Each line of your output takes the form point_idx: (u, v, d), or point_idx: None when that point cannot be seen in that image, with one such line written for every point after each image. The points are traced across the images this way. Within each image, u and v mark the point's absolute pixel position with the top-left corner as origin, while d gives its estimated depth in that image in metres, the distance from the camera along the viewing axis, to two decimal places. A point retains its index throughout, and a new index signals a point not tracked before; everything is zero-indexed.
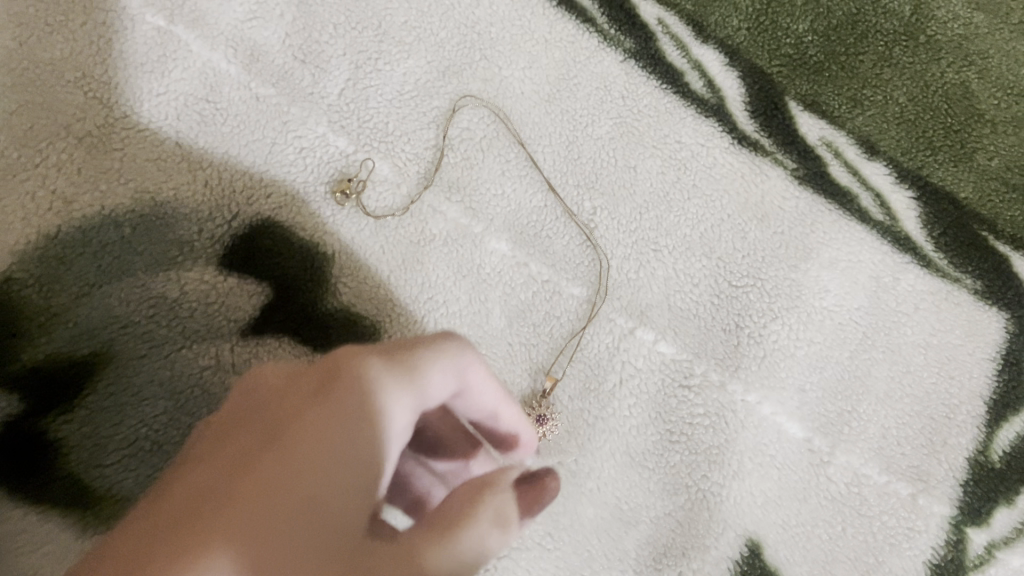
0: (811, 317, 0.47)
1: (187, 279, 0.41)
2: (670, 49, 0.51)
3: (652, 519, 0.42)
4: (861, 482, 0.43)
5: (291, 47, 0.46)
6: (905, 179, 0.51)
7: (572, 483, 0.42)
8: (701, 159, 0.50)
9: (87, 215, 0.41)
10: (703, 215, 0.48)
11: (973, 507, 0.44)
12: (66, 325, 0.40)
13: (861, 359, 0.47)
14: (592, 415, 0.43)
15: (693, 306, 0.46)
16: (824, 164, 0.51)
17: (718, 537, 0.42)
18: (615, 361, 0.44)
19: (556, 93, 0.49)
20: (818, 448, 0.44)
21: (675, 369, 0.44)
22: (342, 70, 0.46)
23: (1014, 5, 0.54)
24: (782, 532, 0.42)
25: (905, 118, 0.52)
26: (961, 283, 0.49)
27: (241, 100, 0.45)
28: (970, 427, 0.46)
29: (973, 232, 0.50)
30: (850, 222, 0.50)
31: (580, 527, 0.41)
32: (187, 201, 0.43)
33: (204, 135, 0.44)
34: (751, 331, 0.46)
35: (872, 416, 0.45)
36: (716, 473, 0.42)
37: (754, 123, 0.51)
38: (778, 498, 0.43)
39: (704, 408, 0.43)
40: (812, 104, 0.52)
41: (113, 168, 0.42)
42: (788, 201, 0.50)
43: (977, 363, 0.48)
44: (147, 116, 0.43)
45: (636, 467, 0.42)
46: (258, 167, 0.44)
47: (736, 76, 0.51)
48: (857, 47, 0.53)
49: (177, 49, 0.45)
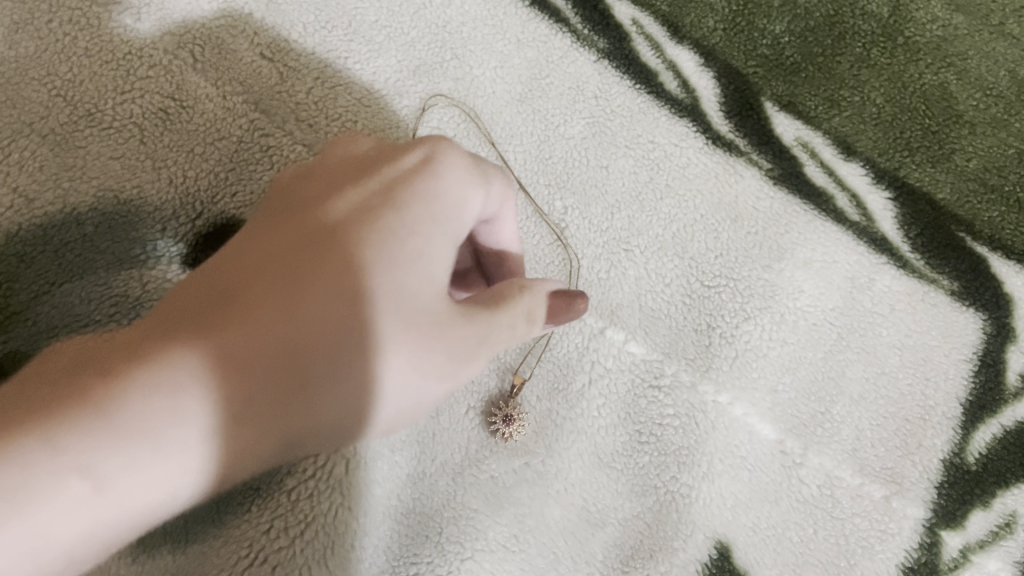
0: (785, 318, 0.47)
1: (149, 277, 0.41)
2: (644, 49, 0.51)
3: (619, 521, 0.42)
4: (833, 484, 0.44)
5: (259, 45, 0.46)
6: (882, 179, 0.51)
7: (539, 484, 0.42)
8: (674, 159, 0.49)
9: (49, 214, 0.41)
10: (676, 215, 0.48)
11: (948, 510, 0.44)
12: (27, 324, 0.40)
13: (835, 360, 0.46)
14: (560, 416, 0.43)
15: (664, 305, 0.46)
16: (800, 164, 0.50)
17: (687, 538, 0.42)
18: (585, 362, 0.44)
19: (528, 92, 0.49)
20: (790, 450, 0.44)
21: (645, 370, 0.44)
22: (310, 69, 0.46)
23: (994, 7, 0.54)
24: (751, 535, 0.43)
25: (882, 119, 0.52)
26: (939, 284, 0.49)
27: (207, 98, 0.44)
28: (945, 429, 0.46)
29: (950, 232, 0.50)
30: (826, 223, 0.50)
31: (546, 528, 0.41)
32: (151, 199, 0.42)
33: (169, 133, 0.43)
34: (723, 332, 0.45)
35: (845, 417, 0.45)
36: (685, 475, 0.42)
37: (729, 123, 0.51)
38: (748, 500, 0.43)
39: (674, 408, 0.43)
40: (788, 104, 0.51)
41: (75, 166, 0.42)
42: (762, 201, 0.49)
43: (953, 365, 0.47)
44: (112, 113, 0.43)
45: (604, 468, 0.42)
46: (223, 166, 0.43)
47: (711, 77, 0.51)
48: (835, 48, 0.53)
49: (143, 47, 0.44)
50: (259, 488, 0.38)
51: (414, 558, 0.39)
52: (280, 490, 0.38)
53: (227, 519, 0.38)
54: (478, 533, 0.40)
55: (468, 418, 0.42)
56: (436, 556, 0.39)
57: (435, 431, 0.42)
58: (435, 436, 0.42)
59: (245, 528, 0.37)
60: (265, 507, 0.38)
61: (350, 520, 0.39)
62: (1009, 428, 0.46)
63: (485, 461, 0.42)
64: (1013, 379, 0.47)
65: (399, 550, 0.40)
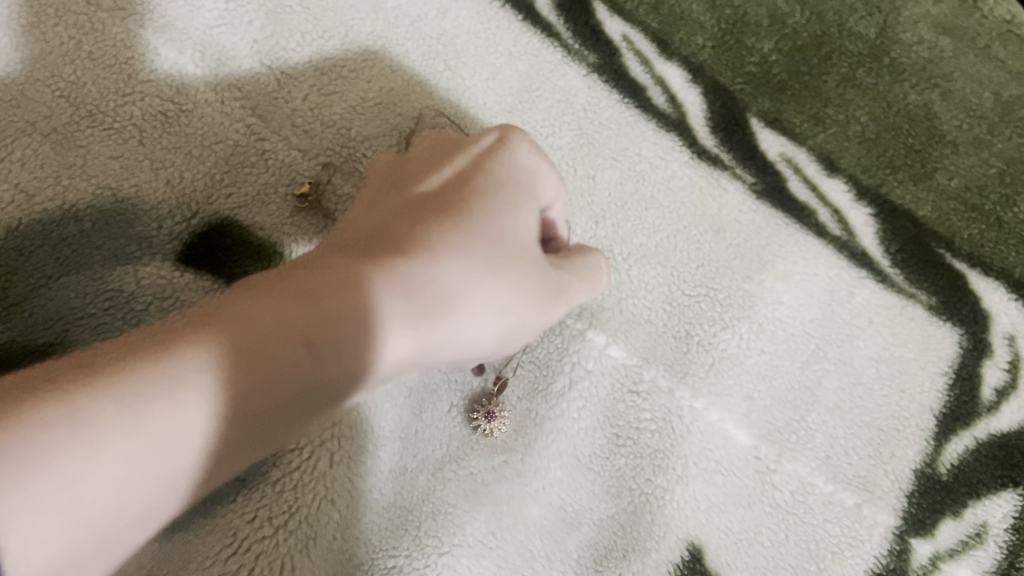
0: (763, 328, 0.48)
1: (143, 273, 0.43)
2: (634, 64, 0.52)
3: (594, 521, 0.43)
4: (806, 490, 0.45)
5: (258, 53, 0.47)
6: (865, 196, 0.52)
7: (518, 482, 0.43)
8: (659, 172, 0.51)
9: (48, 210, 0.42)
10: (659, 226, 0.49)
11: (917, 518, 0.45)
12: (22, 315, 0.41)
13: (812, 369, 0.48)
14: (540, 415, 0.44)
15: (645, 311, 0.47)
16: (783, 179, 0.52)
17: (660, 540, 0.43)
18: (566, 362, 0.45)
19: (518, 104, 0.51)
20: (765, 456, 0.45)
21: (624, 374, 0.46)
22: (307, 76, 0.48)
23: (980, 31, 0.55)
24: (724, 537, 0.44)
25: (867, 137, 0.53)
26: (918, 298, 0.50)
27: (207, 102, 0.46)
28: (918, 439, 0.47)
29: (930, 249, 0.51)
30: (807, 236, 0.51)
31: (523, 527, 0.42)
32: (148, 197, 0.44)
33: (167, 135, 0.45)
34: (701, 339, 0.47)
35: (819, 425, 0.46)
36: (660, 477, 0.44)
37: (715, 138, 0.52)
38: (722, 504, 0.45)
39: (651, 412, 0.45)
40: (773, 121, 0.53)
41: (76, 164, 0.43)
42: (745, 214, 0.51)
43: (928, 377, 0.48)
44: (112, 115, 0.45)
45: (582, 469, 0.44)
46: (220, 169, 0.45)
47: (698, 93, 0.52)
48: (822, 68, 0.54)
49: (145, 52, 0.46)
50: (245, 479, 0.40)
51: (393, 551, 0.40)
52: (266, 481, 0.40)
53: (215, 509, 0.39)
54: (456, 528, 0.41)
55: (451, 415, 0.44)
56: (414, 549, 0.41)
57: (418, 428, 0.43)
58: (417, 433, 0.43)
59: (231, 518, 0.39)
60: (251, 498, 0.39)
61: (333, 512, 0.40)
62: (981, 440, 0.47)
63: (465, 458, 0.43)
64: (988, 394, 0.48)
65: (379, 544, 0.41)
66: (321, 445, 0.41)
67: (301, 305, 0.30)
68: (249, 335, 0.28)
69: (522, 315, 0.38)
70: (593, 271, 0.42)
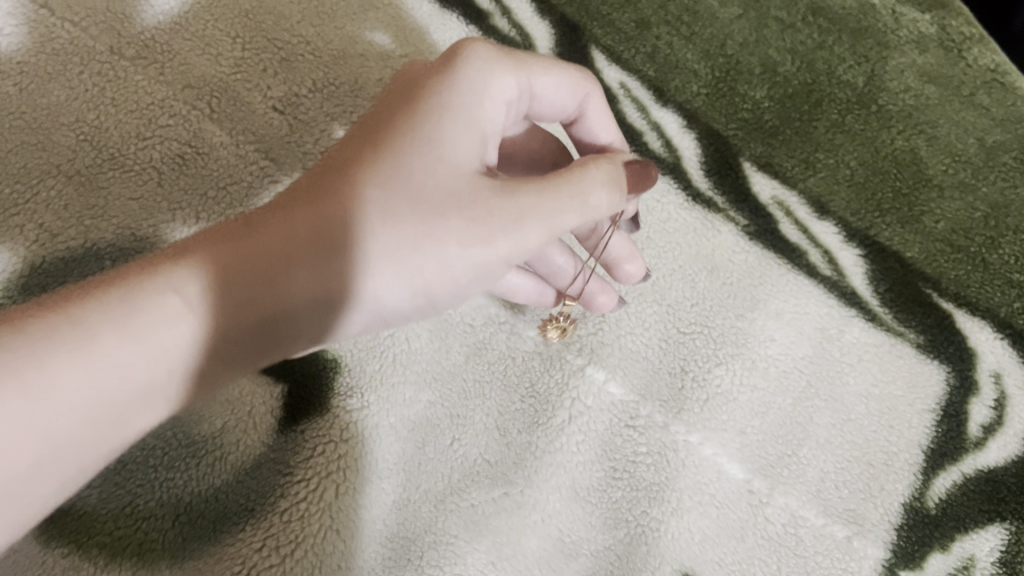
0: (756, 364, 0.50)
1: None
2: (631, 111, 0.56)
3: (592, 552, 0.44)
4: (797, 523, 0.46)
5: (271, 99, 0.50)
6: (854, 238, 0.54)
7: (517, 513, 0.44)
8: (655, 213, 0.53)
9: (71, 248, 0.45)
10: (654, 265, 0.51)
11: (906, 551, 0.47)
12: None
13: (803, 406, 0.49)
14: (539, 449, 0.46)
15: (642, 348, 0.49)
16: (775, 222, 0.54)
17: (654, 570, 0.44)
18: (565, 397, 0.47)
19: None
20: (757, 489, 0.47)
21: (622, 409, 0.47)
22: (318, 121, 0.50)
23: (965, 79, 0.58)
24: (717, 569, 0.45)
25: (856, 180, 0.55)
26: (904, 337, 0.52)
27: (222, 146, 0.48)
28: (907, 473, 0.48)
29: (917, 289, 0.53)
30: (798, 276, 0.52)
31: (523, 557, 0.44)
32: (166, 237, 0.46)
33: (184, 177, 0.47)
34: (695, 375, 0.49)
35: (810, 459, 0.48)
36: (655, 509, 0.45)
37: (708, 181, 0.54)
38: (715, 536, 0.46)
39: (647, 446, 0.46)
40: (765, 164, 0.55)
41: (97, 205, 0.46)
42: (738, 255, 0.52)
43: (917, 414, 0.50)
44: (132, 158, 0.47)
45: (580, 501, 0.45)
46: (234, 210, 0.47)
47: (692, 138, 0.56)
48: (812, 113, 0.57)
49: (165, 98, 0.49)
50: (254, 509, 0.42)
51: None
52: (273, 511, 0.42)
53: (223, 537, 0.41)
54: (457, 557, 0.43)
55: (454, 447, 0.45)
56: None
57: (421, 460, 0.45)
58: (421, 466, 0.45)
59: (239, 546, 0.41)
60: (258, 527, 0.41)
61: (338, 542, 0.41)
62: (968, 475, 0.49)
63: (466, 490, 0.44)
64: (974, 430, 0.50)
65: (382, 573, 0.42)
66: (327, 476, 0.42)
67: (246, 241, 0.33)
68: (212, 258, 0.33)
69: (487, 235, 0.35)
70: (591, 187, 0.37)
